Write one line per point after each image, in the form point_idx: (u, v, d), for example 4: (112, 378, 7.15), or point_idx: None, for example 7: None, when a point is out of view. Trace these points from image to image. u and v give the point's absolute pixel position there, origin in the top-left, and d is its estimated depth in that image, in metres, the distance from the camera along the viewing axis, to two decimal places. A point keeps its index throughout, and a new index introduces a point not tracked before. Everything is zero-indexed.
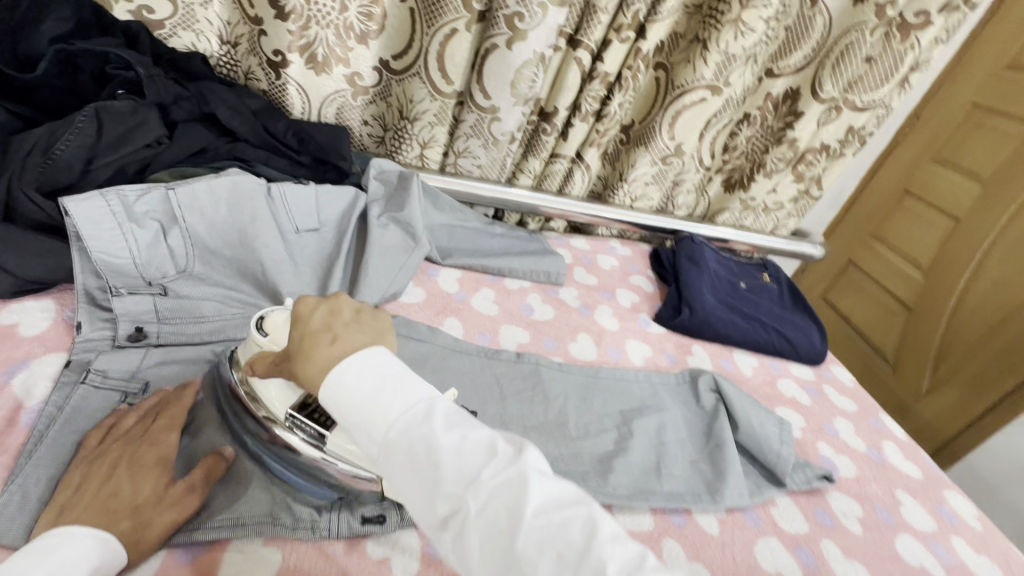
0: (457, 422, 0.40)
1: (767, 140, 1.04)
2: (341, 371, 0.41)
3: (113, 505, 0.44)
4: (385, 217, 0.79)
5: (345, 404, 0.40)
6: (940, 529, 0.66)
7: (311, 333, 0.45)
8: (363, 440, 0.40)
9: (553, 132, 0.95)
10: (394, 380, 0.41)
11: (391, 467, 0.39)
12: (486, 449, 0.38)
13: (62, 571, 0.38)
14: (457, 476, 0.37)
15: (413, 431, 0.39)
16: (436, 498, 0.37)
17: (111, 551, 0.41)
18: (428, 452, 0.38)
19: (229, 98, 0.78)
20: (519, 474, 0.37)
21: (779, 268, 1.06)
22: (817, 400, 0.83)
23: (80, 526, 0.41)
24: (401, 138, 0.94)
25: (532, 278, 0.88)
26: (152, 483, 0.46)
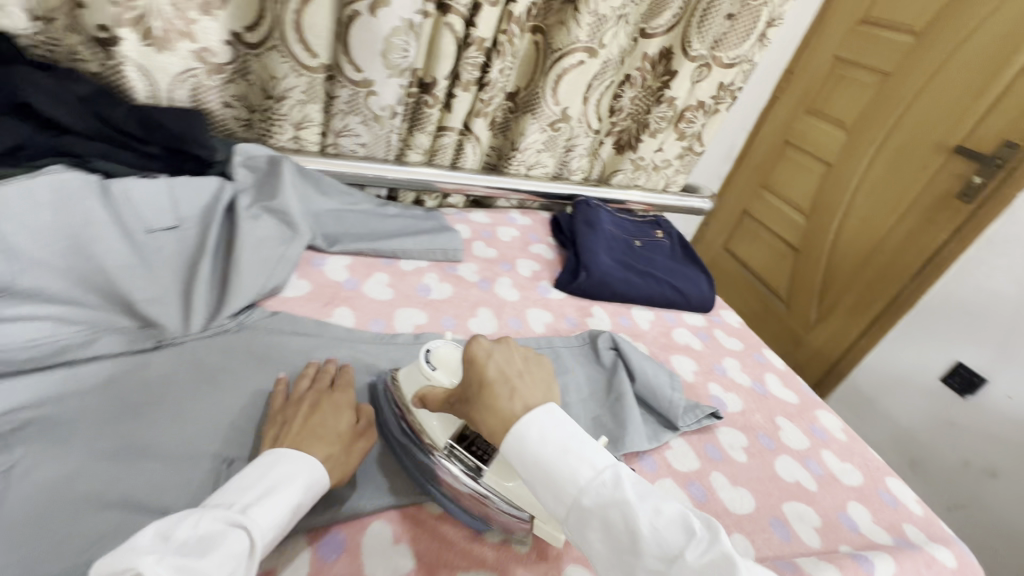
0: (648, 495, 0.43)
1: (648, 100, 1.07)
2: (525, 429, 0.46)
3: (324, 433, 0.52)
4: (256, 207, 0.73)
5: (534, 466, 0.45)
6: (812, 446, 0.73)
7: (490, 382, 0.50)
8: (552, 500, 0.44)
9: (436, 104, 0.92)
10: (577, 446, 0.45)
11: (586, 534, 0.43)
12: (683, 525, 0.41)
13: (276, 484, 0.45)
14: (658, 553, 0.40)
15: (606, 498, 0.43)
16: (634, 566, 0.41)
17: (319, 469, 0.49)
18: (629, 525, 0.41)
19: (47, 85, 0.65)
20: (723, 556, 0.40)
21: (671, 224, 1.11)
22: (708, 343, 0.89)
23: (297, 451, 0.49)
24: (269, 120, 0.86)
25: (429, 257, 0.86)
26: (347, 420, 0.55)
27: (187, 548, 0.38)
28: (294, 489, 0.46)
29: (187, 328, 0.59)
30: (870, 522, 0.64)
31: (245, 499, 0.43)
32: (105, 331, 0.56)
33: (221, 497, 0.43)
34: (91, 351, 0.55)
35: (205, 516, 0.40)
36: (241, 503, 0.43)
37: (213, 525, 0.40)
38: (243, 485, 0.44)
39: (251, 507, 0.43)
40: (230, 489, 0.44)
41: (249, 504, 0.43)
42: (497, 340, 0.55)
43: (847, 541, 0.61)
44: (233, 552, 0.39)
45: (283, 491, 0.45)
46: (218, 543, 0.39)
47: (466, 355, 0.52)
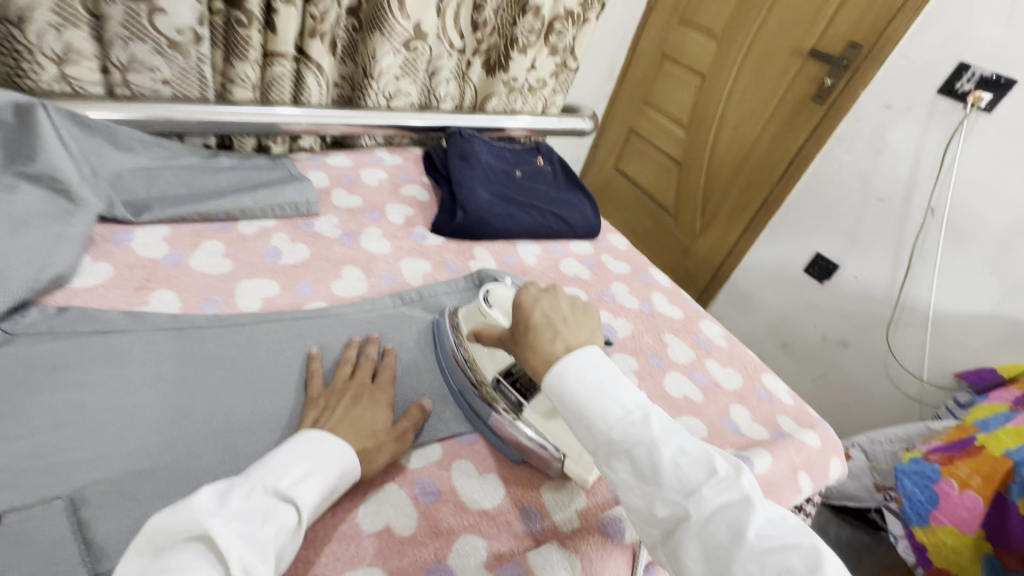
0: (674, 434, 0.41)
1: (512, 11, 0.96)
2: (563, 369, 0.45)
3: (361, 427, 0.49)
4: (10, 175, 0.55)
5: (569, 402, 0.44)
6: (696, 357, 0.75)
7: (535, 327, 0.50)
8: (584, 435, 0.43)
9: (253, 24, 0.74)
10: (610, 385, 0.44)
11: (610, 465, 0.41)
12: (705, 464, 0.39)
13: (320, 467, 0.43)
14: (678, 487, 0.39)
15: (635, 437, 0.41)
16: (654, 500, 0.39)
17: (355, 458, 0.46)
18: (651, 460, 0.40)
19: None
20: (744, 498, 0.37)
21: (551, 150, 1.05)
22: (596, 271, 0.87)
23: (338, 438, 0.46)
24: (13, 54, 0.64)
25: (277, 215, 0.73)
26: (384, 418, 0.52)
27: (244, 515, 0.37)
28: (331, 468, 0.44)
29: None
30: (749, 420, 0.68)
31: (290, 477, 0.41)
32: None
33: (270, 466, 0.42)
34: None
35: (256, 487, 0.39)
36: (291, 477, 0.41)
37: (264, 498, 0.39)
38: (289, 460, 0.42)
39: (299, 483, 0.41)
40: (279, 462, 0.42)
41: (297, 480, 0.41)
42: (546, 287, 0.54)
43: (731, 443, 0.63)
44: (284, 528, 0.38)
45: (323, 473, 0.43)
46: (272, 517, 0.38)
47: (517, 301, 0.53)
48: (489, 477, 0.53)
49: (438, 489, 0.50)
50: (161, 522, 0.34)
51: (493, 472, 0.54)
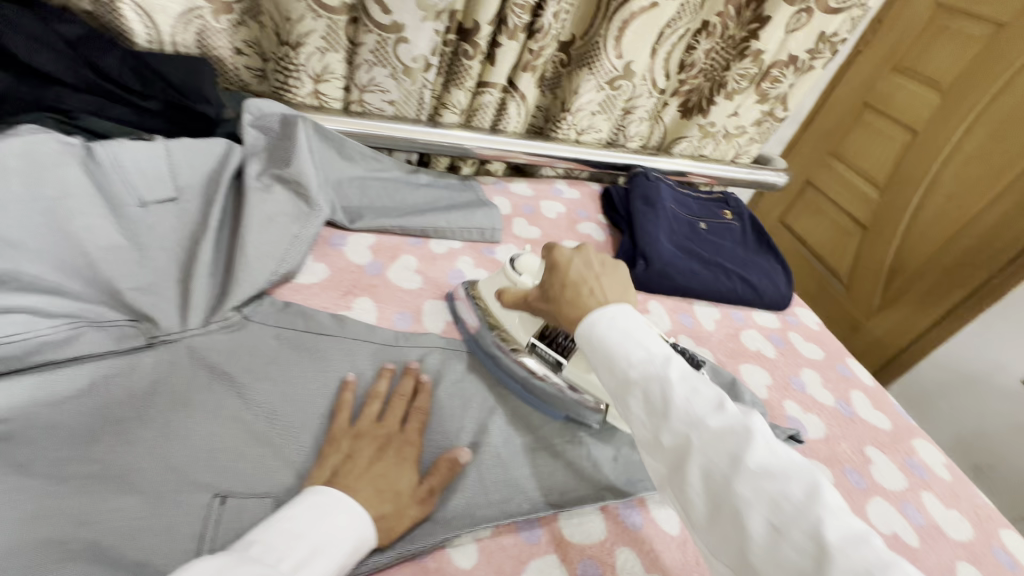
0: (690, 373, 0.39)
1: (728, 54, 0.90)
2: (593, 317, 0.43)
3: (383, 485, 0.43)
4: (268, 175, 0.63)
5: (594, 344, 0.43)
6: (910, 487, 0.61)
7: (574, 284, 0.48)
8: (604, 375, 0.42)
9: (477, 55, 0.77)
10: (637, 329, 0.42)
11: (625, 402, 0.40)
12: (717, 402, 0.37)
13: (330, 539, 0.38)
14: (686, 419, 0.37)
15: (650, 371, 0.39)
16: (661, 430, 0.37)
17: (372, 525, 0.40)
18: (661, 395, 0.38)
19: (26, 23, 0.57)
20: (748, 429, 0.35)
21: (741, 204, 0.96)
22: (783, 350, 0.76)
23: (346, 498, 0.41)
24: (286, 71, 0.74)
25: (463, 237, 0.75)
26: (409, 476, 0.45)
27: None
28: (342, 545, 0.38)
29: (183, 323, 0.50)
30: None
31: (293, 557, 0.36)
32: (89, 325, 0.47)
33: (273, 539, 0.37)
34: (67, 353, 0.45)
35: (256, 571, 0.33)
36: (294, 556, 0.36)
37: None
38: (294, 531, 0.37)
39: (299, 567, 0.35)
40: (283, 536, 0.37)
41: (298, 562, 0.35)
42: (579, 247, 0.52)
43: None
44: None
45: (331, 554, 0.37)
46: None
47: (552, 260, 0.51)
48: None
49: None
50: None
51: (659, 572, 0.47)
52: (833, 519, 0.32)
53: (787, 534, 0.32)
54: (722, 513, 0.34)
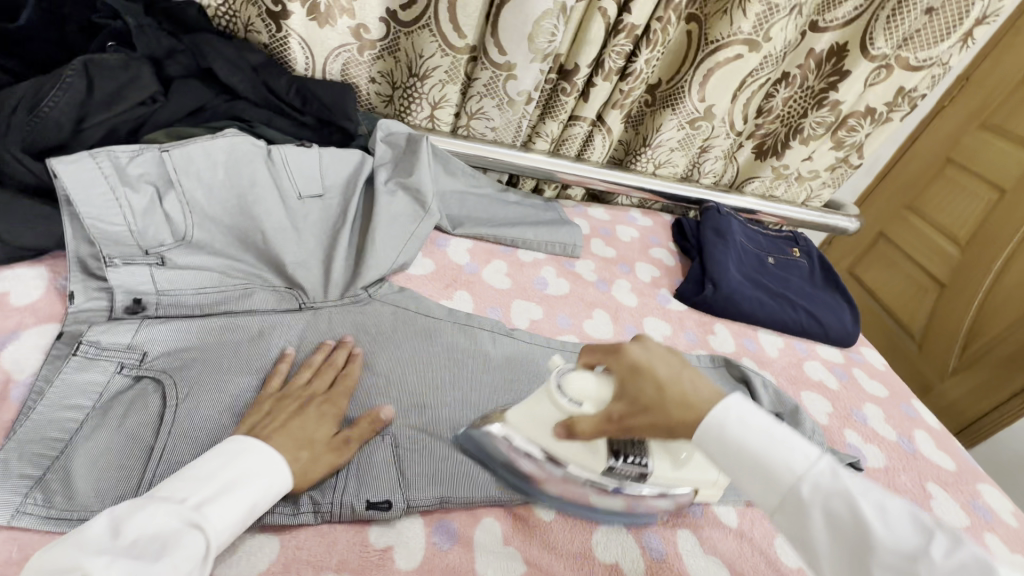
0: (871, 487, 0.36)
1: (806, 102, 0.95)
2: (721, 417, 0.40)
3: (299, 436, 0.47)
4: (393, 182, 0.75)
5: (737, 457, 0.39)
6: (972, 526, 0.62)
7: (668, 387, 0.42)
8: (763, 492, 0.38)
9: (573, 93, 0.87)
10: (782, 433, 0.39)
11: (805, 527, 0.37)
12: (916, 520, 0.35)
13: (240, 479, 0.41)
14: (899, 551, 0.34)
15: (828, 489, 0.36)
16: (868, 564, 0.34)
17: (287, 471, 0.44)
18: (854, 517, 0.35)
19: (227, 53, 0.73)
20: (975, 556, 0.33)
21: (811, 243, 0.99)
22: (845, 384, 0.79)
23: (256, 444, 0.44)
24: (410, 97, 0.87)
25: (547, 250, 0.84)
26: (327, 428, 0.49)
27: (138, 548, 0.35)
28: (256, 486, 0.42)
29: (325, 293, 0.64)
30: None
31: (201, 495, 0.39)
32: (258, 286, 0.61)
33: (186, 479, 0.40)
34: (244, 305, 0.60)
35: (162, 510, 0.37)
36: (202, 498, 0.39)
37: (168, 525, 0.37)
38: (200, 475, 0.41)
39: (208, 503, 0.39)
40: (194, 477, 0.40)
41: (205, 499, 0.39)
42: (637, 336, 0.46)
43: None
44: (192, 558, 0.37)
45: (242, 493, 0.41)
46: (171, 548, 0.36)
47: (629, 360, 0.44)
48: (712, 559, 0.53)
49: (663, 547, 0.52)
50: (42, 558, 0.33)
51: (716, 554, 0.53)
52: None
53: None
54: None
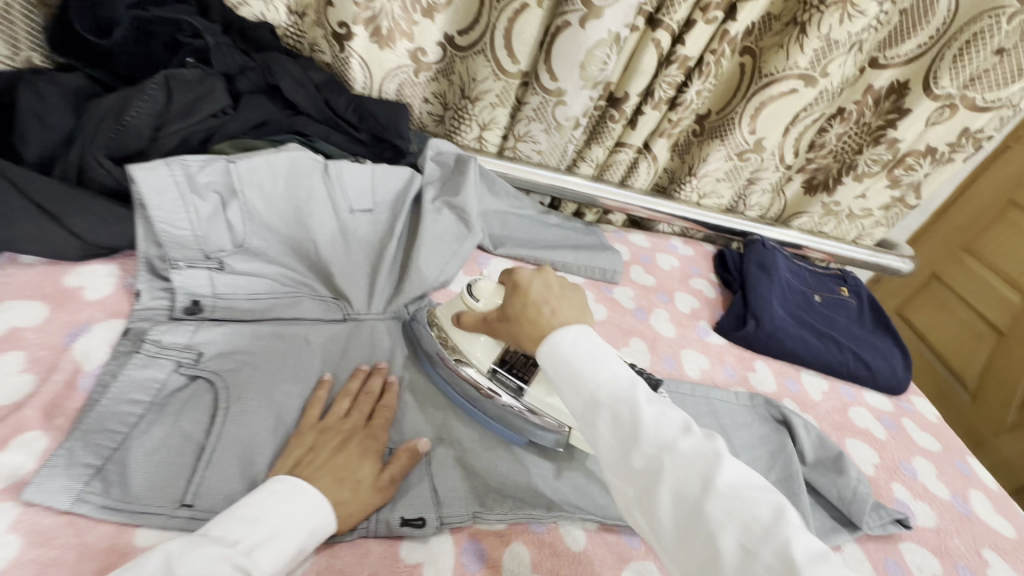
0: (655, 399, 0.41)
1: (862, 139, 0.93)
2: (557, 338, 0.44)
3: (342, 475, 0.47)
4: (439, 201, 0.77)
5: (557, 367, 0.43)
6: None
7: (531, 304, 0.49)
8: (569, 397, 0.42)
9: (620, 120, 0.88)
10: (603, 353, 0.43)
11: (594, 427, 0.40)
12: (681, 425, 0.39)
13: (288, 525, 0.41)
14: (656, 442, 0.38)
15: (620, 395, 0.40)
16: (631, 453, 0.38)
17: (331, 514, 0.44)
18: (633, 420, 0.39)
19: (292, 70, 0.77)
20: (715, 451, 0.37)
21: (860, 282, 0.96)
22: (894, 434, 0.75)
23: (308, 485, 0.44)
24: (460, 118, 0.90)
25: (586, 275, 0.84)
26: (371, 465, 0.49)
27: None
28: (302, 530, 0.42)
29: (369, 305, 0.67)
30: None
31: (250, 539, 0.39)
32: (307, 295, 0.65)
33: (241, 522, 0.40)
34: (293, 312, 0.63)
35: (214, 552, 0.37)
36: (254, 542, 0.39)
37: (219, 568, 0.36)
38: (254, 517, 0.41)
39: (256, 548, 0.39)
40: (249, 520, 0.40)
41: (254, 544, 0.39)
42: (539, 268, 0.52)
43: None
44: None
45: (289, 537, 0.41)
46: None
47: (513, 282, 0.51)
48: None
49: None
50: None
51: None
52: (800, 538, 0.34)
53: (758, 555, 0.33)
54: (692, 532, 0.35)
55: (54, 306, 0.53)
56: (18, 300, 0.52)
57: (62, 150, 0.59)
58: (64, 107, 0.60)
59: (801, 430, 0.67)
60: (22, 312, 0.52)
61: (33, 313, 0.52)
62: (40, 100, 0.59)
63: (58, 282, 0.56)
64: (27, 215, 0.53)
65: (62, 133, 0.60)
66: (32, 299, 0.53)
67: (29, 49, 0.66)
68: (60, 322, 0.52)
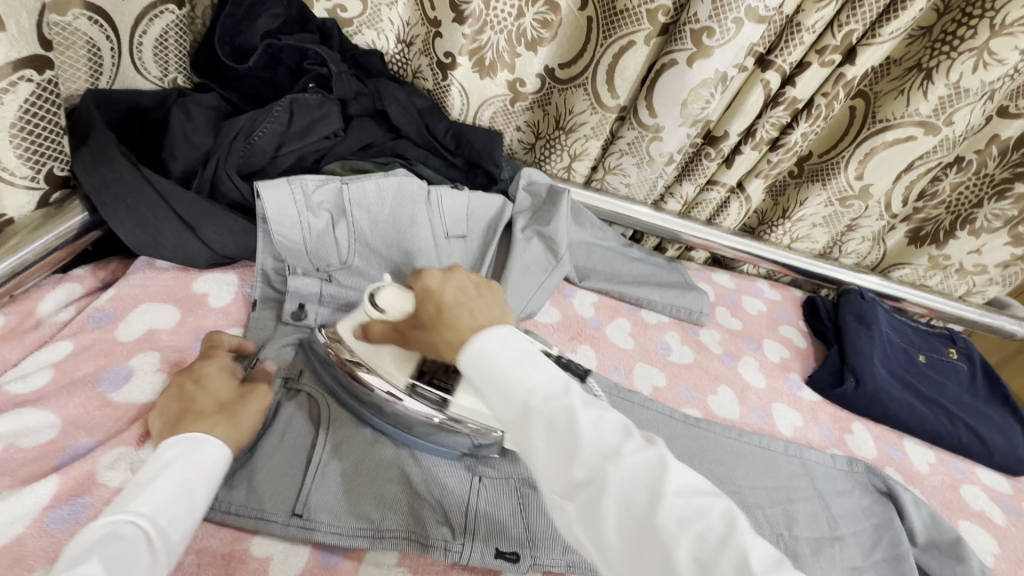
0: (593, 402, 0.39)
1: (981, 191, 0.86)
2: (484, 340, 0.41)
3: (199, 406, 0.47)
4: (530, 230, 0.77)
5: (484, 372, 0.40)
6: None
7: (448, 308, 0.45)
8: (500, 407, 0.39)
9: (716, 158, 0.86)
10: (534, 355, 0.41)
11: (528, 437, 0.38)
12: (622, 429, 0.38)
13: (170, 472, 0.41)
14: (599, 452, 0.36)
15: (557, 403, 0.38)
16: (571, 465, 0.36)
17: (216, 446, 0.44)
18: (569, 424, 0.37)
19: (399, 97, 0.80)
20: (659, 457, 0.36)
21: (971, 344, 0.88)
22: (1014, 520, 0.68)
23: (175, 436, 0.44)
24: (551, 148, 0.91)
25: (671, 314, 0.82)
26: (226, 385, 0.50)
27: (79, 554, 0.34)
28: (191, 470, 0.41)
29: None
30: None
31: (128, 499, 0.38)
32: None
33: (121, 497, 0.39)
34: None
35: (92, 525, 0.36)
36: (131, 500, 0.38)
37: (105, 528, 0.36)
38: (133, 486, 0.39)
39: (141, 496, 0.38)
40: (126, 491, 0.39)
41: (136, 497, 0.38)
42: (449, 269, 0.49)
43: None
44: (143, 544, 0.36)
45: (178, 477, 0.40)
46: (116, 541, 0.35)
47: (420, 286, 0.47)
48: None
49: None
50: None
51: None
52: (754, 544, 0.33)
53: (715, 569, 0.32)
54: (646, 545, 0.33)
55: (184, 311, 0.58)
56: (154, 304, 0.58)
57: (199, 167, 0.65)
58: (206, 127, 0.66)
59: (911, 505, 0.62)
60: (158, 314, 0.57)
61: (167, 316, 0.57)
62: (188, 121, 0.65)
63: (188, 287, 0.61)
64: (171, 225, 0.58)
65: (201, 151, 0.65)
66: (167, 302, 0.58)
67: (176, 72, 0.72)
68: (190, 327, 0.57)
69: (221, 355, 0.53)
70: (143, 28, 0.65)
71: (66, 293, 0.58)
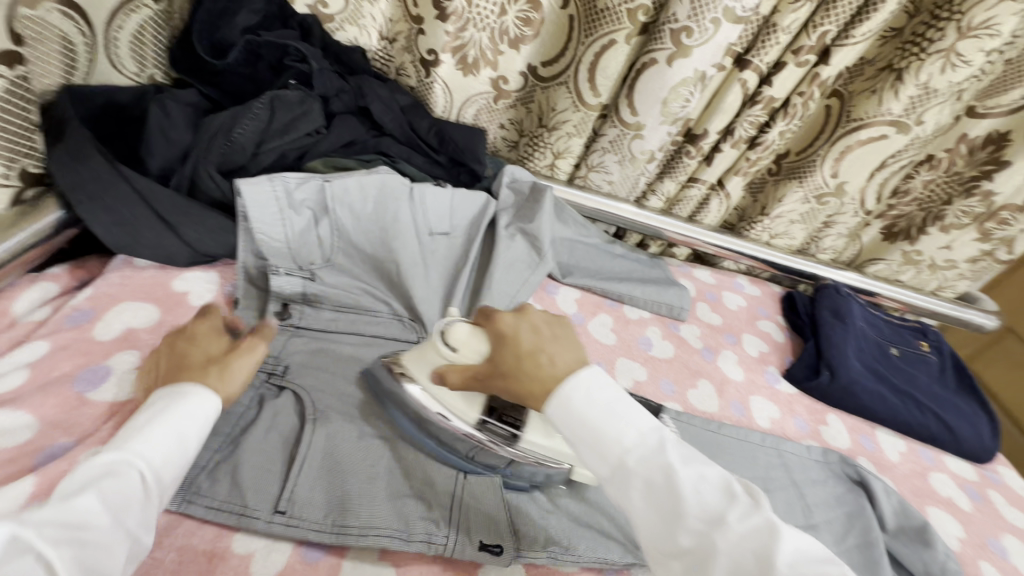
0: (692, 459, 0.40)
1: (951, 189, 0.88)
2: (570, 391, 0.43)
3: (189, 359, 0.48)
4: (513, 227, 0.78)
5: (577, 427, 0.42)
6: None
7: (530, 354, 0.46)
8: (596, 462, 0.41)
9: (697, 156, 0.87)
10: (624, 405, 0.42)
11: (626, 493, 0.40)
12: (724, 489, 0.39)
13: (166, 418, 0.41)
14: (704, 517, 0.37)
15: (651, 461, 0.40)
16: (676, 530, 0.38)
17: (212, 399, 0.44)
18: (669, 483, 0.39)
19: (382, 94, 0.80)
20: (768, 523, 0.37)
21: (942, 337, 0.91)
22: (980, 506, 0.71)
23: (168, 385, 0.44)
24: (535, 146, 0.92)
25: (653, 309, 0.83)
26: (219, 343, 0.51)
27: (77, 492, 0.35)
28: (186, 418, 0.42)
29: None
30: None
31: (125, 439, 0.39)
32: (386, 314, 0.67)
33: (118, 437, 0.40)
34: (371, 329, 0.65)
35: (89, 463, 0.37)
36: (128, 440, 0.39)
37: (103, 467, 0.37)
38: (130, 428, 0.40)
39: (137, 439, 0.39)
40: (124, 432, 0.40)
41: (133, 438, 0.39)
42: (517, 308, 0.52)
43: None
44: (137, 488, 0.37)
45: (174, 422, 0.41)
46: (112, 482, 0.36)
47: (498, 330, 0.50)
48: None
49: None
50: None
51: None
52: None
53: None
54: None
55: (164, 309, 0.58)
56: (133, 302, 0.57)
57: (178, 164, 0.64)
58: (185, 124, 0.65)
59: (882, 493, 0.65)
60: (136, 313, 0.56)
61: (146, 314, 0.57)
62: (166, 117, 0.64)
63: (168, 286, 0.60)
64: (149, 223, 0.58)
65: (180, 147, 0.64)
66: (145, 300, 0.58)
67: (154, 67, 0.72)
68: (169, 325, 0.57)
69: (215, 315, 0.53)
70: (118, 22, 0.64)
71: (41, 292, 0.57)
